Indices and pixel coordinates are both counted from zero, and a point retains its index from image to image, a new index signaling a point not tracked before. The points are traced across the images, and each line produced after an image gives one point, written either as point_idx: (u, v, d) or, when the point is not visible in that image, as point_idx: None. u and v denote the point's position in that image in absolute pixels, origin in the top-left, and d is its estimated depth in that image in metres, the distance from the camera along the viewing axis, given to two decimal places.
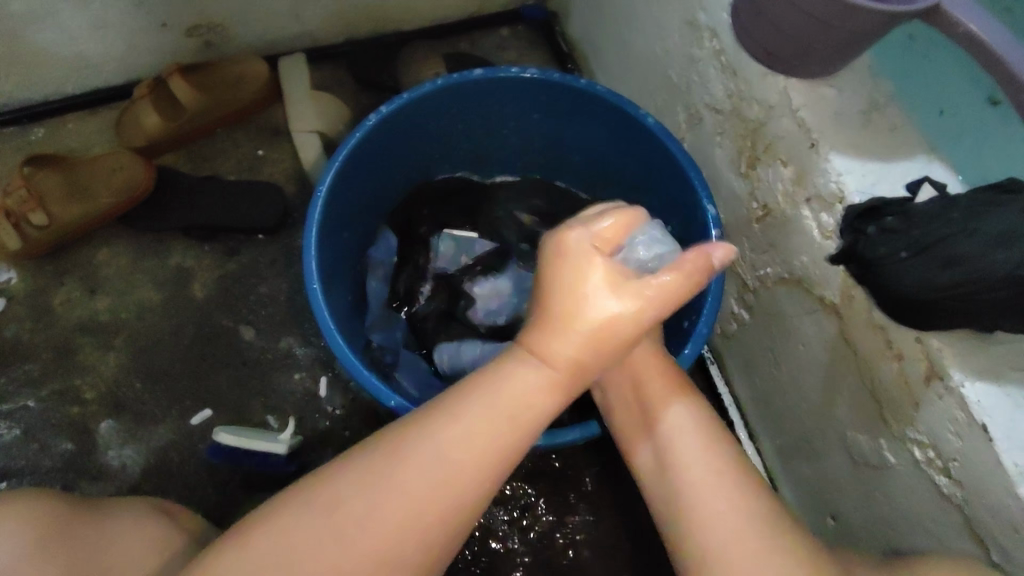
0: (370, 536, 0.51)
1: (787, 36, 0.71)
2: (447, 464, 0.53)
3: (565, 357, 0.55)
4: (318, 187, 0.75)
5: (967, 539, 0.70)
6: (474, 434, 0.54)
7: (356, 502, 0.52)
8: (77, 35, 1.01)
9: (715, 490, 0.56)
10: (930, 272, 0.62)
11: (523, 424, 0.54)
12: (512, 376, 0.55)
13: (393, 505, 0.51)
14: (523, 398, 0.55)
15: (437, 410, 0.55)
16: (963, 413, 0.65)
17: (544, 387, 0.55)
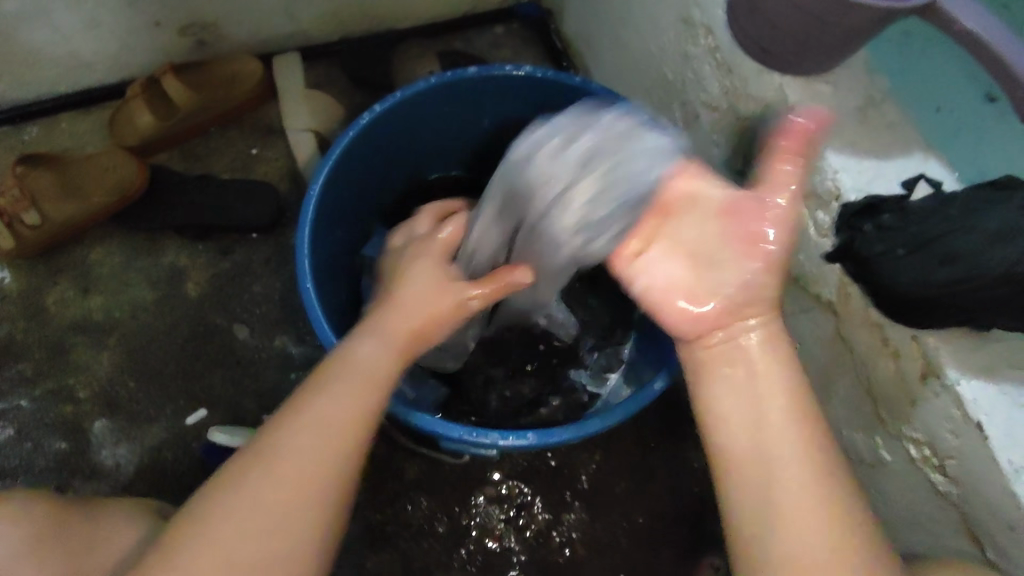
0: (284, 498, 0.56)
1: (784, 32, 0.71)
2: (339, 427, 0.60)
3: (396, 328, 0.66)
4: (312, 185, 0.75)
5: (963, 537, 0.69)
6: (348, 399, 0.61)
7: (262, 474, 0.57)
8: (70, 33, 1.00)
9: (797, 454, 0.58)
10: (928, 269, 0.62)
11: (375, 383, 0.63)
12: (352, 350, 0.64)
13: (295, 470, 0.57)
14: (371, 362, 0.64)
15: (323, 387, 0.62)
16: (958, 411, 0.65)
17: (384, 351, 0.65)
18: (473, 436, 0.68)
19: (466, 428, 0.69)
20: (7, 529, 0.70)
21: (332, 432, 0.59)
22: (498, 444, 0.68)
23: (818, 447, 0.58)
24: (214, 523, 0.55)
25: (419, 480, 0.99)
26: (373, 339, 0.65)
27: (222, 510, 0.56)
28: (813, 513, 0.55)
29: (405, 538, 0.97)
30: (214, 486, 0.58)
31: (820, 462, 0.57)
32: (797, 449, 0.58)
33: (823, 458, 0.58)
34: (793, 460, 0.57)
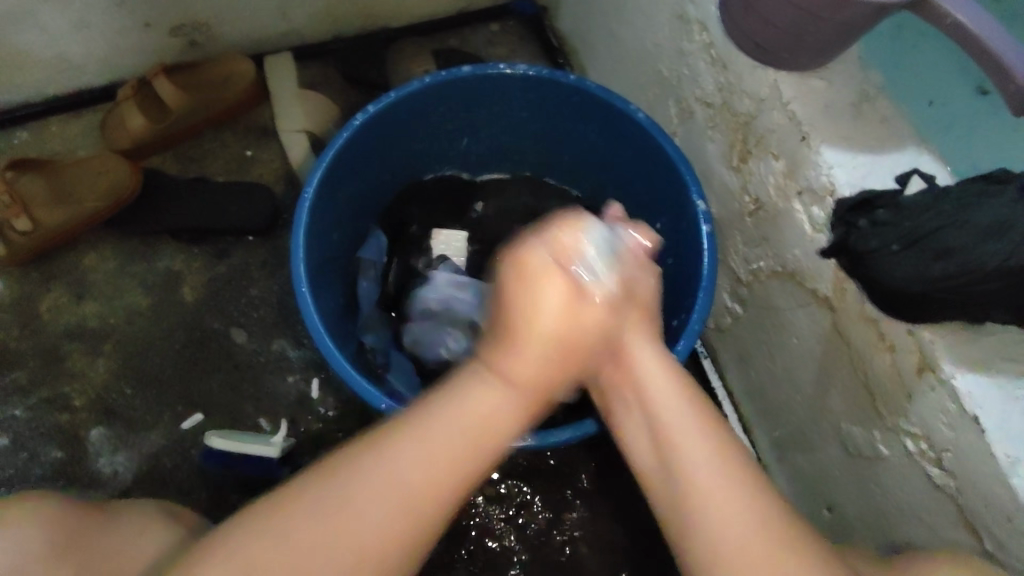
0: (382, 530, 0.49)
1: (777, 28, 0.71)
2: (422, 494, 0.50)
3: (522, 374, 0.55)
4: (305, 188, 0.74)
5: (960, 530, 0.70)
6: (462, 443, 0.52)
7: (354, 489, 0.50)
8: (59, 36, 0.99)
9: (705, 459, 0.53)
10: (923, 264, 0.62)
11: (485, 443, 0.53)
12: (474, 399, 0.54)
13: (385, 502, 0.50)
14: (487, 415, 0.53)
15: (451, 409, 0.53)
16: (954, 404, 0.65)
17: (511, 399, 0.55)
18: None
19: None
20: (25, 535, 0.68)
21: (440, 481, 0.51)
22: None
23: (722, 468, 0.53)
24: (299, 525, 0.50)
25: None
26: (487, 384, 0.55)
27: (313, 511, 0.50)
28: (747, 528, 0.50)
29: None
30: (312, 478, 0.52)
31: (725, 460, 0.53)
32: (709, 468, 0.52)
33: (730, 457, 0.53)
34: (706, 480, 0.52)
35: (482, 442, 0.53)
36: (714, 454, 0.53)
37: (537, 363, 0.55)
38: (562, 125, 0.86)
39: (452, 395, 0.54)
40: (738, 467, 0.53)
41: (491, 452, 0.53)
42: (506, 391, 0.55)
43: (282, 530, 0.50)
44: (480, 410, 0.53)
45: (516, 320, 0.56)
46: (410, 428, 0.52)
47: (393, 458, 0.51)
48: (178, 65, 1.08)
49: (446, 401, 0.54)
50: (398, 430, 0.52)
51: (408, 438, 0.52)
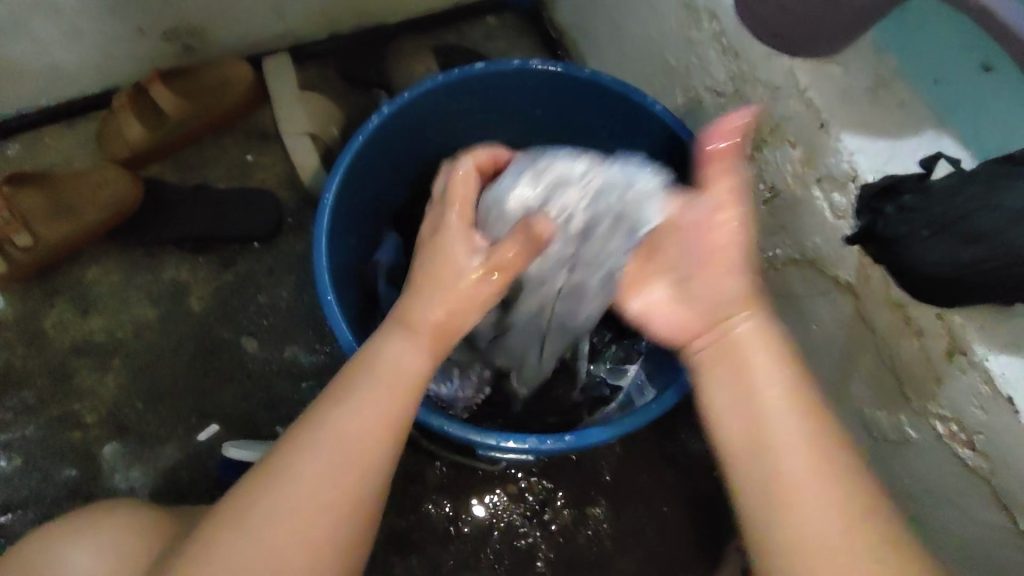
0: (332, 491, 0.54)
1: (794, 16, 0.70)
2: (356, 442, 0.56)
3: (427, 324, 0.59)
4: (324, 194, 0.75)
5: (994, 511, 0.70)
6: (379, 404, 0.57)
7: (302, 468, 0.55)
8: (51, 46, 0.97)
9: (808, 473, 0.56)
10: (953, 249, 0.62)
11: (402, 391, 0.58)
12: (387, 352, 0.59)
13: (344, 468, 0.55)
14: (401, 371, 0.58)
15: (366, 373, 0.58)
16: (986, 387, 0.65)
17: (418, 354, 0.59)
18: (512, 444, 0.68)
19: (504, 435, 0.68)
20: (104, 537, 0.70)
21: (381, 444, 0.57)
22: (538, 449, 0.68)
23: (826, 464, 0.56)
24: (265, 510, 0.54)
25: (440, 483, 0.98)
26: (410, 341, 0.59)
27: (273, 500, 0.54)
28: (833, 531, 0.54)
29: (430, 543, 0.96)
30: (267, 463, 0.56)
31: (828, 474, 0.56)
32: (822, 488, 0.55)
33: (827, 462, 0.56)
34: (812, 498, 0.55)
35: (398, 391, 0.58)
36: (826, 472, 0.56)
37: (435, 327, 0.60)
38: (575, 119, 0.86)
39: (363, 363, 0.59)
40: (838, 464, 0.56)
41: (410, 397, 0.58)
42: (408, 345, 0.59)
43: (243, 520, 0.54)
44: (393, 364, 0.59)
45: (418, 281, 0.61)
46: (331, 392, 0.58)
47: (330, 427, 0.56)
48: (173, 71, 1.06)
49: (363, 363, 0.59)
50: (334, 400, 0.57)
51: (335, 411, 0.57)
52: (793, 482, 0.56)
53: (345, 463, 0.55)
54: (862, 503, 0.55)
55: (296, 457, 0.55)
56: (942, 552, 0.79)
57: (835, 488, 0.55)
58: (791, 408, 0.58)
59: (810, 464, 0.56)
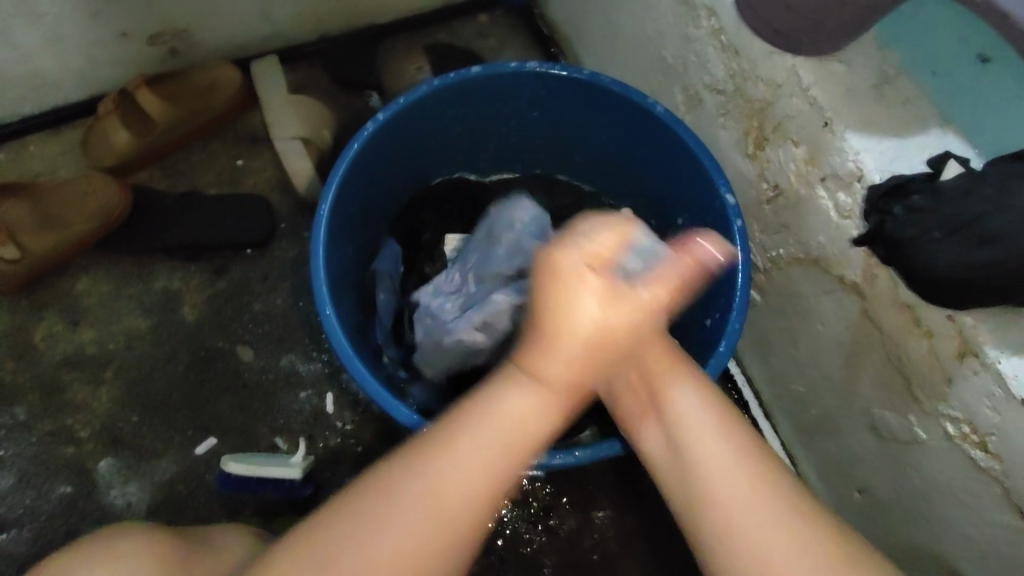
0: (444, 533, 0.50)
1: (798, 13, 0.68)
2: (474, 486, 0.52)
3: (560, 377, 0.56)
4: (320, 205, 0.73)
5: (1007, 511, 0.70)
6: (500, 455, 0.53)
7: (410, 508, 0.51)
8: (31, 52, 0.94)
9: (716, 438, 0.55)
10: (966, 252, 0.61)
11: (517, 445, 0.54)
12: (503, 399, 0.55)
13: (447, 514, 0.51)
14: (522, 422, 0.54)
15: (488, 417, 0.54)
16: (999, 389, 0.64)
17: (536, 409, 0.55)
18: None
19: None
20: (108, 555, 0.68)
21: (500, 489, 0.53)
22: (548, 464, 0.68)
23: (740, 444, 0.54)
24: (368, 551, 0.49)
25: None
26: (527, 391, 0.55)
27: (375, 542, 0.50)
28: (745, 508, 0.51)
29: None
30: (373, 485, 0.52)
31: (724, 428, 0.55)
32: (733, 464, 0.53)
33: (749, 453, 0.54)
34: (724, 459, 0.53)
35: (513, 446, 0.54)
36: (739, 450, 0.54)
37: (567, 378, 0.56)
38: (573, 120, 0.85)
39: (482, 405, 0.55)
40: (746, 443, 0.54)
41: (523, 458, 0.54)
42: (532, 399, 0.55)
43: (338, 560, 0.49)
44: (513, 412, 0.54)
45: (544, 327, 0.57)
46: (445, 432, 0.54)
47: (458, 462, 0.52)
48: (159, 75, 1.03)
49: (477, 411, 0.54)
50: (452, 436, 0.53)
51: (455, 450, 0.52)
52: (718, 465, 0.53)
53: (471, 501, 0.52)
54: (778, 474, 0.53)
55: (425, 481, 0.51)
56: (951, 550, 0.79)
57: (762, 482, 0.52)
58: (695, 396, 0.57)
59: (741, 447, 0.54)
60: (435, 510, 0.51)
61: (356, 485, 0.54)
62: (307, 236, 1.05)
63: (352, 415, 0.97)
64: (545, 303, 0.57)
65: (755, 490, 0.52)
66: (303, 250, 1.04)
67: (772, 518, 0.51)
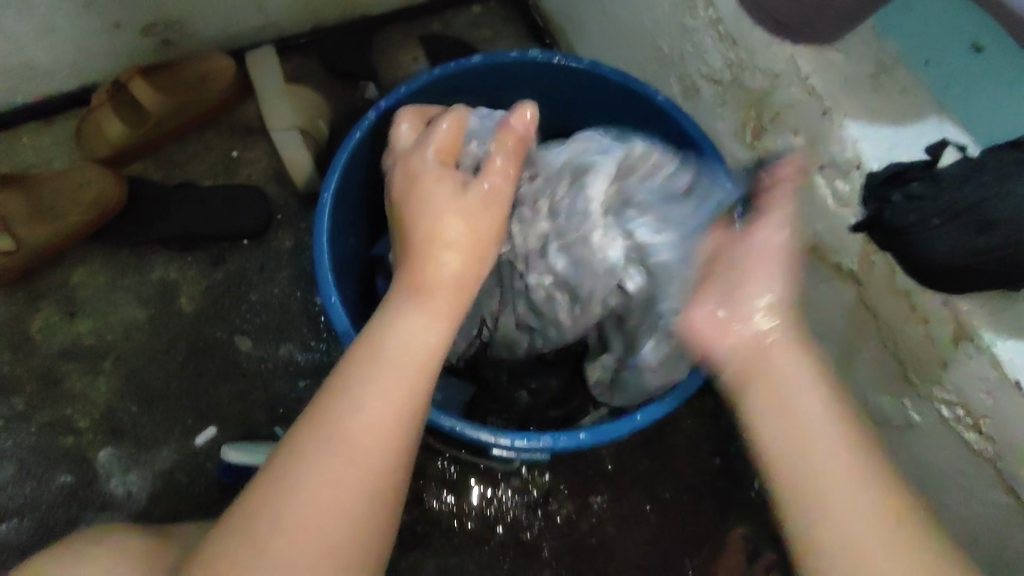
0: (359, 475, 0.54)
1: (799, 2, 0.69)
2: (384, 415, 0.55)
3: (438, 287, 0.59)
4: (323, 192, 0.74)
5: (999, 491, 0.71)
6: (396, 384, 0.56)
7: (326, 454, 0.54)
8: (24, 42, 0.93)
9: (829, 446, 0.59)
10: (965, 239, 0.62)
11: (424, 363, 0.57)
12: (394, 325, 0.58)
13: (362, 447, 0.54)
14: (420, 342, 0.58)
15: (380, 358, 0.57)
16: (994, 371, 0.66)
17: (431, 324, 0.59)
18: (525, 442, 0.69)
19: (518, 434, 0.69)
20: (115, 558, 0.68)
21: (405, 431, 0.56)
22: (553, 447, 0.69)
23: (850, 432, 0.60)
24: (299, 500, 0.53)
25: (442, 477, 0.98)
26: (423, 310, 0.59)
27: (296, 498, 0.53)
28: (858, 507, 0.56)
29: (435, 537, 0.96)
30: (293, 444, 0.55)
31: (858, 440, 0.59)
32: (839, 460, 0.58)
33: (856, 431, 0.60)
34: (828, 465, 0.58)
35: (421, 364, 0.57)
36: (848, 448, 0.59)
37: (449, 287, 0.59)
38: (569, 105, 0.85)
39: (375, 342, 0.58)
40: (871, 460, 0.59)
41: (431, 371, 0.58)
42: (416, 320, 0.58)
43: (263, 517, 0.52)
44: (412, 336, 0.58)
45: (417, 241, 0.61)
46: (350, 368, 0.57)
47: (363, 395, 0.55)
48: (152, 65, 1.02)
49: (376, 343, 0.57)
50: (356, 380, 0.56)
51: (358, 401, 0.55)
52: (845, 486, 0.57)
53: (387, 433, 0.55)
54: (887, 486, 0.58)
55: (334, 430, 0.54)
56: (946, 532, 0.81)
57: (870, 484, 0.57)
58: (811, 384, 0.62)
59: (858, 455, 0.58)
60: (348, 458, 0.54)
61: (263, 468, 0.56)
62: (305, 227, 1.05)
63: None
64: (411, 211, 0.62)
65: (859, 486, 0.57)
66: (301, 240, 1.04)
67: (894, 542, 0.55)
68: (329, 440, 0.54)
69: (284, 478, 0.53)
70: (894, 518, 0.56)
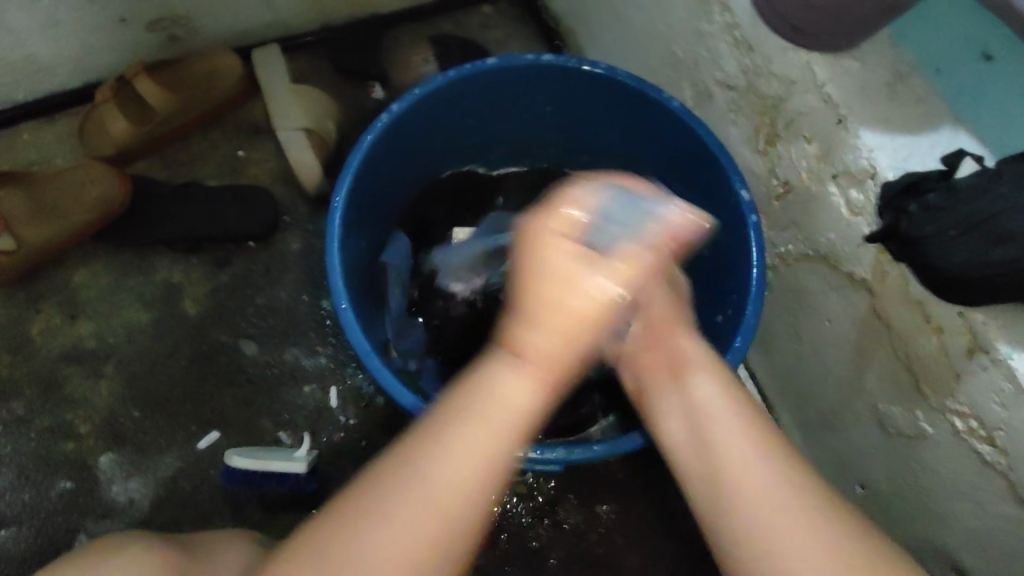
0: (428, 529, 0.50)
1: (817, 11, 0.68)
2: (471, 474, 0.51)
3: (542, 351, 0.53)
4: (335, 197, 0.73)
5: (1011, 504, 0.71)
6: (486, 444, 0.51)
7: (396, 507, 0.50)
8: (28, 38, 0.91)
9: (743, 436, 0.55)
10: (983, 249, 0.62)
11: (509, 426, 0.52)
12: (493, 380, 0.53)
13: (437, 505, 0.50)
14: (514, 404, 0.52)
15: (477, 409, 0.52)
16: (1009, 385, 0.65)
17: (524, 389, 0.53)
18: (539, 454, 0.68)
19: (531, 446, 0.68)
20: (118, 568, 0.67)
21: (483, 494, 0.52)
22: (566, 459, 0.68)
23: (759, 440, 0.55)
24: (365, 550, 0.50)
25: None
26: (516, 372, 0.53)
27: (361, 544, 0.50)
28: (764, 493, 0.53)
29: None
30: (374, 490, 0.52)
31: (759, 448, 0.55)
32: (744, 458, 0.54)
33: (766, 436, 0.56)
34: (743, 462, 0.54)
35: (507, 426, 0.52)
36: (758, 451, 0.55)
37: (544, 359, 0.53)
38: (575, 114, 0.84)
39: (472, 399, 0.53)
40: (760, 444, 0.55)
41: (513, 436, 0.52)
42: (510, 386, 0.52)
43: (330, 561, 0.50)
44: (504, 396, 0.52)
45: (519, 309, 0.53)
46: (449, 409, 0.53)
47: (456, 449, 0.51)
48: (159, 62, 1.01)
49: (472, 390, 0.53)
50: (446, 426, 0.52)
51: (438, 454, 0.51)
52: (746, 469, 0.54)
53: (466, 490, 0.51)
54: (796, 469, 0.54)
55: (420, 480, 0.51)
56: (954, 543, 0.80)
57: (754, 465, 0.54)
58: (718, 387, 0.58)
59: (744, 436, 0.55)
60: (426, 515, 0.50)
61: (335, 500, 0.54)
62: (312, 229, 1.04)
63: (356, 409, 0.97)
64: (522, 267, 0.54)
65: (774, 488, 0.53)
66: (306, 242, 1.03)
67: (799, 507, 0.52)
68: (413, 487, 0.51)
69: (356, 517, 0.51)
70: (801, 505, 0.52)
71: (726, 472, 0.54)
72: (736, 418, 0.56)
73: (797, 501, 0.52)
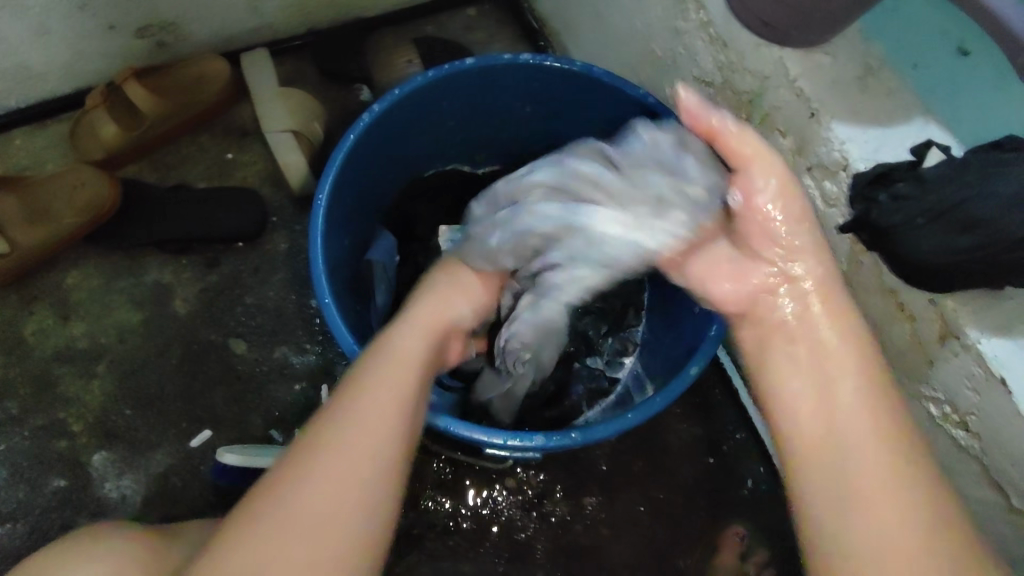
0: (366, 444, 0.57)
1: (786, 6, 0.70)
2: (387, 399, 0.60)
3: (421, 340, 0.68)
4: (317, 195, 0.74)
5: (985, 487, 0.72)
6: (391, 384, 0.61)
7: (340, 434, 0.57)
8: (18, 45, 0.93)
9: (863, 423, 0.57)
10: (949, 237, 0.63)
11: (410, 368, 0.64)
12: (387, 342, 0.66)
13: (372, 421, 0.58)
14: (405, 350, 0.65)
15: (380, 365, 0.63)
16: (979, 369, 0.66)
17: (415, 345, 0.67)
18: (517, 442, 0.69)
19: (510, 434, 0.70)
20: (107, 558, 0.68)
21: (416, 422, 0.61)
22: (544, 446, 0.70)
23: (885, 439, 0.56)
24: (310, 483, 0.54)
25: (438, 479, 0.98)
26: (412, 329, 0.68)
27: (304, 476, 0.55)
28: (886, 495, 0.53)
29: (428, 538, 0.96)
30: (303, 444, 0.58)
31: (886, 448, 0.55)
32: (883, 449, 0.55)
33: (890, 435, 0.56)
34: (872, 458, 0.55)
35: (407, 368, 0.63)
36: (888, 444, 0.56)
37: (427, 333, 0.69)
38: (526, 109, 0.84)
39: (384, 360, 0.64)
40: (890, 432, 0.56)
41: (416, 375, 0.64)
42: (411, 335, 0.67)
43: (270, 504, 0.54)
44: (401, 351, 0.65)
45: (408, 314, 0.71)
46: (353, 380, 0.62)
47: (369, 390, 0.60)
48: (148, 68, 1.03)
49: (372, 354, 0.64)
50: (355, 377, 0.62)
51: (369, 388, 0.60)
52: (876, 464, 0.55)
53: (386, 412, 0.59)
54: (911, 469, 0.54)
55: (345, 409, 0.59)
56: None
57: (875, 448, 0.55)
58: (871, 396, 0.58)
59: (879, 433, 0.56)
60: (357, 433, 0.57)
61: (260, 483, 0.57)
62: (301, 230, 1.05)
63: None
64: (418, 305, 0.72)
65: (895, 480, 0.54)
66: (295, 242, 1.05)
67: (901, 513, 0.52)
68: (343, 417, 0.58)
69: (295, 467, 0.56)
70: (931, 519, 0.52)
71: (826, 447, 0.57)
72: (873, 412, 0.57)
73: (927, 505, 0.53)
